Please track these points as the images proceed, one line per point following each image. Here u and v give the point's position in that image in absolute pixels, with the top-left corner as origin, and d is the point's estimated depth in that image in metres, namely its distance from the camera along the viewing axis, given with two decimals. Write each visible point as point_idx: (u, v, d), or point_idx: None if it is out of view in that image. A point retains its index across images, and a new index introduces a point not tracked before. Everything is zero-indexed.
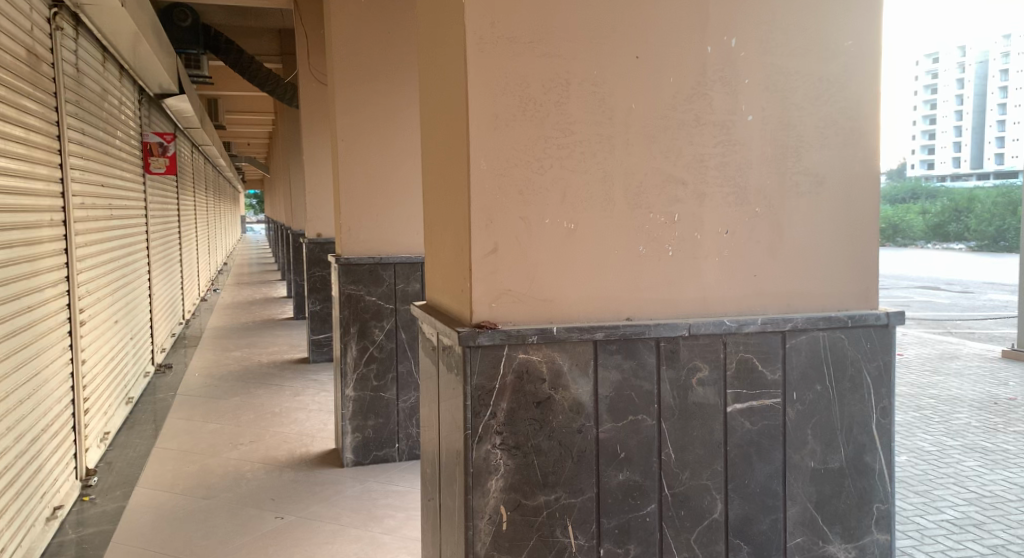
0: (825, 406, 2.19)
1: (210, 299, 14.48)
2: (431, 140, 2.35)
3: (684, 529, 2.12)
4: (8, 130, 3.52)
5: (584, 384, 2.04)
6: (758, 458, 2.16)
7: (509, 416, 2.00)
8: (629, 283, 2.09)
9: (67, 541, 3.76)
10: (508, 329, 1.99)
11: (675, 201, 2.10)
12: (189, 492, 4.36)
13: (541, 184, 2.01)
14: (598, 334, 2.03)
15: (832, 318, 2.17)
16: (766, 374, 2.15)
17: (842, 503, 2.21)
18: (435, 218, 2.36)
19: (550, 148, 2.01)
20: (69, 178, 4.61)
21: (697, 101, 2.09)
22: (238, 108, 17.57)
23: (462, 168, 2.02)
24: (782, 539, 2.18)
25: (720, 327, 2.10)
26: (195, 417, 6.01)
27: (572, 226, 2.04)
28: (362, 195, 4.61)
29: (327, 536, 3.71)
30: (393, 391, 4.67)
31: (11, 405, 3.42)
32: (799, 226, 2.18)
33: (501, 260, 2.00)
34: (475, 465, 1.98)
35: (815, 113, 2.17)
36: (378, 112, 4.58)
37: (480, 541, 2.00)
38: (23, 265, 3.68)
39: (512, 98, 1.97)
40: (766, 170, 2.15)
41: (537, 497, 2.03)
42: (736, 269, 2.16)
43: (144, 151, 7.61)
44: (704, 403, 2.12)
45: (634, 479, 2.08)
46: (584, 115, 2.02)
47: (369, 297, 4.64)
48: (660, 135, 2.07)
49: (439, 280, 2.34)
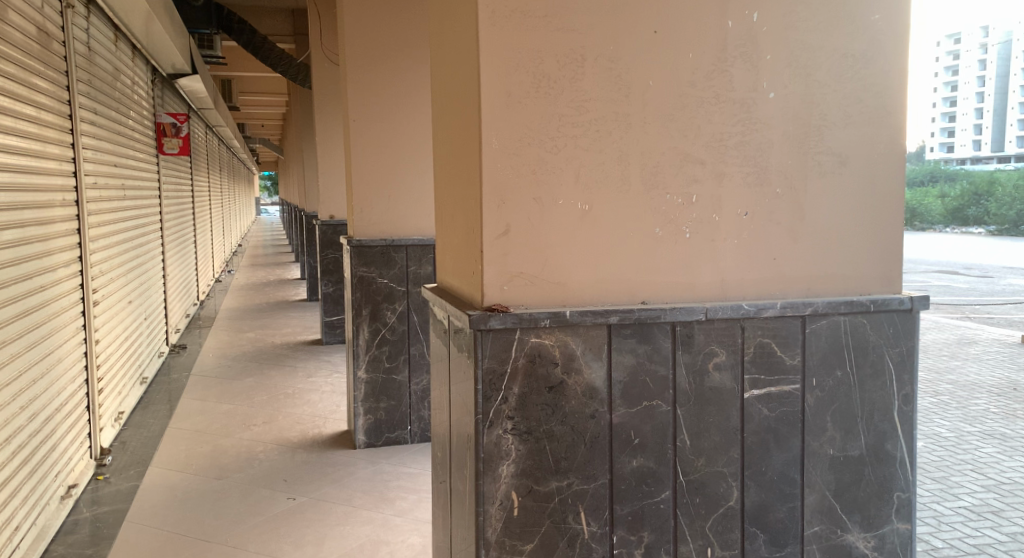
0: (845, 392, 2.13)
1: (224, 281, 14.53)
2: (442, 119, 2.31)
3: (699, 516, 2.08)
4: (19, 108, 3.49)
5: (597, 368, 1.99)
6: (776, 445, 2.11)
7: (521, 401, 1.96)
8: (645, 266, 2.04)
9: (82, 519, 3.77)
10: (520, 313, 1.94)
11: (692, 181, 2.04)
12: (202, 472, 4.37)
13: (555, 164, 1.96)
14: (612, 318, 1.98)
15: (854, 302, 2.11)
16: (784, 360, 2.09)
17: (861, 492, 2.16)
18: (445, 198, 2.31)
19: (564, 126, 1.95)
20: (81, 157, 4.58)
21: (716, 78, 2.02)
22: (251, 89, 17.52)
23: (473, 146, 1.97)
24: (799, 528, 2.13)
25: (738, 312, 2.04)
26: (208, 398, 6.03)
27: (585, 207, 1.99)
28: (374, 177, 4.55)
29: (340, 517, 3.70)
30: (405, 373, 4.66)
31: (24, 384, 3.42)
32: (822, 207, 2.12)
33: (513, 242, 1.95)
34: (485, 450, 1.95)
35: (839, 90, 2.09)
36: (390, 93, 4.52)
37: (491, 527, 1.97)
38: (36, 245, 3.68)
39: (525, 75, 1.91)
40: (788, 149, 2.08)
41: (548, 482, 1.99)
42: (756, 252, 2.10)
43: (157, 132, 7.60)
44: (720, 389, 2.07)
45: (648, 465, 2.04)
46: (599, 92, 1.96)
47: (381, 280, 4.61)
48: (677, 114, 2.01)
49: (450, 262, 2.30)
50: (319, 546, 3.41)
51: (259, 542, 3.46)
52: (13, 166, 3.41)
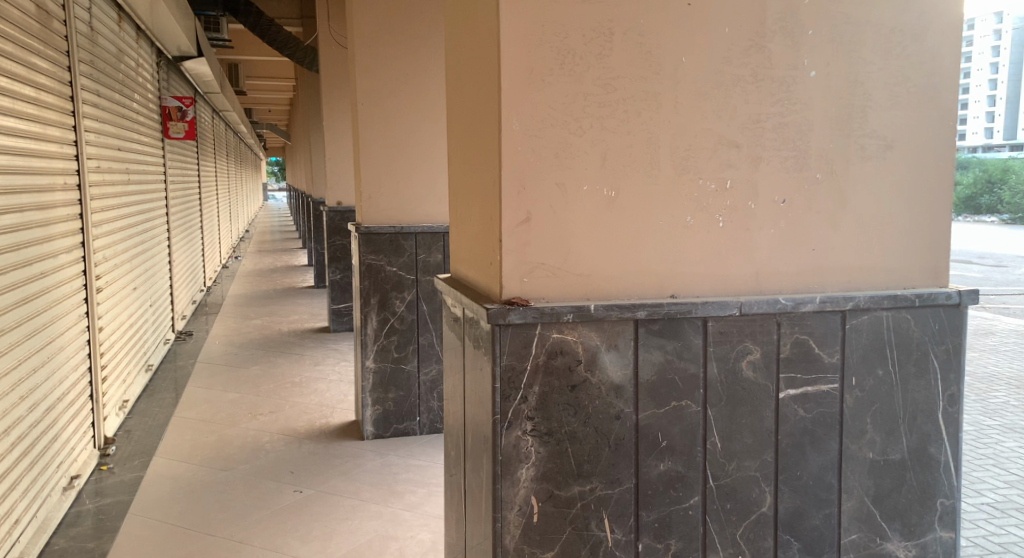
0: (887, 392, 2.00)
1: (231, 266, 14.45)
2: (457, 101, 2.18)
3: (729, 523, 1.96)
4: (17, 88, 3.36)
5: (622, 365, 1.87)
6: (812, 448, 1.98)
7: (541, 400, 1.84)
8: (674, 257, 1.90)
9: (85, 511, 3.68)
10: (542, 306, 1.81)
11: (727, 166, 1.90)
12: (208, 463, 4.28)
13: (578, 147, 1.82)
14: (640, 312, 1.85)
15: (898, 297, 1.97)
16: (822, 357, 1.96)
17: (902, 498, 2.03)
18: (461, 184, 2.18)
19: (590, 106, 1.81)
20: (83, 140, 4.45)
21: (754, 55, 1.88)
22: (259, 74, 17.37)
23: (493, 128, 1.83)
24: (835, 536, 2.01)
25: (774, 306, 1.91)
26: (214, 386, 5.94)
27: (612, 194, 1.85)
28: (382, 162, 4.40)
29: (347, 511, 3.60)
30: (413, 363, 4.54)
31: (24, 373, 3.31)
32: (864, 194, 1.98)
33: (533, 231, 1.82)
34: (503, 452, 1.83)
35: (885, 68, 1.94)
36: (399, 75, 4.37)
37: (509, 534, 1.86)
38: (37, 231, 3.57)
39: (550, 50, 1.77)
40: (829, 131, 1.94)
41: (570, 487, 1.87)
42: (794, 242, 1.96)
43: (162, 115, 7.47)
44: (754, 388, 1.94)
45: (676, 469, 1.93)
46: (629, 69, 1.82)
47: (390, 268, 4.49)
48: (712, 93, 1.87)
49: (464, 252, 2.17)
50: (325, 541, 3.29)
51: (264, 537, 3.35)
52: (12, 147, 3.29)
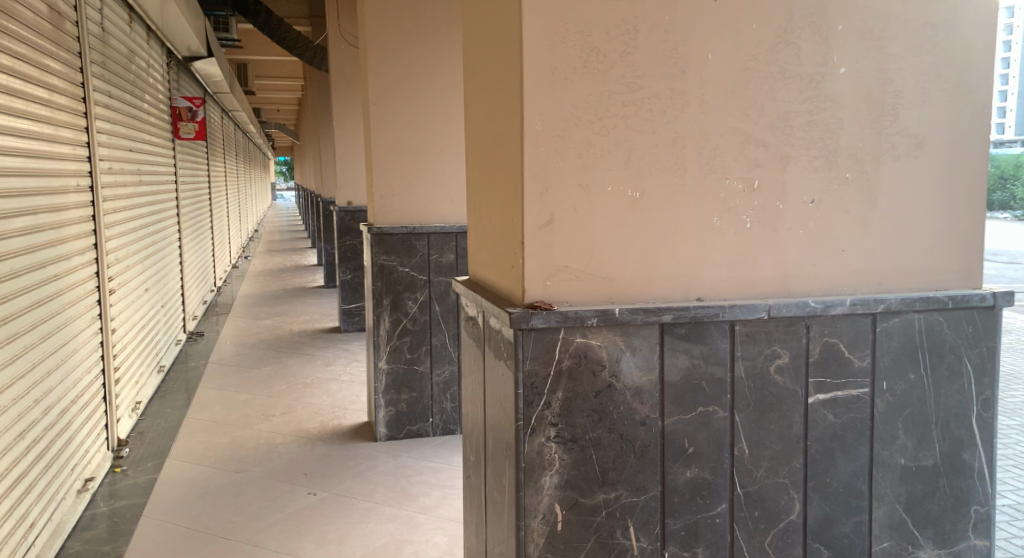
0: (919, 397, 1.95)
1: (241, 266, 14.46)
2: (475, 101, 2.14)
3: (758, 531, 1.92)
4: (30, 90, 3.35)
5: (648, 370, 1.83)
6: (842, 454, 1.93)
7: (565, 406, 1.80)
8: (701, 259, 1.86)
9: (99, 514, 3.67)
10: (565, 310, 1.77)
11: (754, 165, 1.85)
12: (222, 465, 4.26)
13: (603, 147, 1.78)
14: (666, 316, 1.81)
15: (931, 298, 1.92)
16: (853, 362, 1.91)
17: (934, 505, 1.98)
18: (480, 185, 2.14)
19: (614, 105, 1.77)
20: (95, 141, 4.44)
21: (782, 51, 1.83)
22: (268, 73, 17.37)
23: (514, 129, 1.79)
24: (866, 544, 1.96)
25: (803, 309, 1.86)
26: (226, 387, 5.92)
27: (636, 194, 1.81)
28: (394, 161, 4.37)
29: (362, 514, 3.57)
30: (426, 364, 4.51)
31: (39, 376, 3.30)
32: (895, 193, 1.93)
33: (557, 233, 1.78)
34: (527, 459, 1.80)
35: (917, 64, 1.89)
36: (411, 74, 4.33)
37: (533, 542, 1.82)
38: (50, 233, 3.55)
39: (573, 49, 1.73)
40: (859, 129, 1.89)
41: (595, 495, 1.83)
42: (823, 243, 1.91)
43: (173, 116, 7.47)
44: (783, 393, 1.90)
45: (704, 476, 1.88)
46: (654, 67, 1.78)
47: (402, 269, 4.45)
48: (739, 92, 1.82)
49: (484, 254, 2.13)
50: (340, 545, 3.27)
51: (279, 540, 3.33)
52: (26, 149, 3.28)
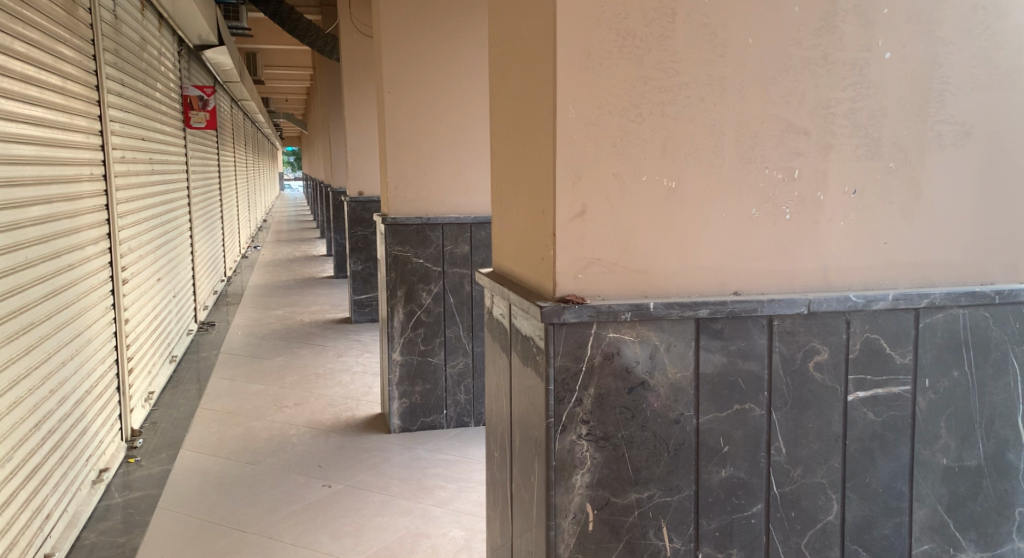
0: (962, 395, 1.89)
1: (250, 256, 14.44)
2: (502, 89, 2.08)
3: (794, 533, 1.86)
4: (44, 77, 3.30)
5: (682, 366, 1.77)
6: (882, 454, 1.87)
7: (597, 403, 1.74)
8: (739, 251, 1.79)
9: (114, 504, 3.64)
10: (598, 304, 1.71)
11: (794, 154, 1.79)
12: (235, 456, 4.22)
13: (639, 135, 1.71)
14: (702, 310, 1.74)
15: (976, 293, 1.85)
16: (894, 358, 1.85)
17: (977, 507, 1.92)
18: (507, 175, 2.08)
19: (650, 91, 1.71)
20: (108, 130, 4.39)
21: (824, 36, 1.76)
22: (277, 63, 17.32)
23: (546, 116, 1.72)
24: (906, 545, 1.90)
25: (844, 304, 1.79)
26: (238, 377, 5.89)
27: (672, 184, 1.74)
28: (408, 152, 4.31)
29: (377, 507, 3.52)
30: (440, 356, 4.45)
31: (54, 366, 3.26)
32: (940, 184, 1.86)
33: (589, 225, 1.72)
34: (557, 458, 1.74)
35: (965, 49, 1.82)
36: (427, 62, 4.27)
37: (563, 543, 1.77)
38: (63, 222, 3.51)
39: (608, 32, 1.67)
40: (904, 117, 1.82)
41: (627, 495, 1.78)
42: (864, 235, 1.84)
43: (184, 105, 7.43)
44: (821, 391, 1.83)
45: (739, 476, 1.83)
46: (692, 53, 1.71)
47: (416, 260, 4.39)
48: (780, 77, 1.75)
49: (511, 246, 2.07)
50: (356, 538, 3.22)
51: (294, 533, 3.28)
52: (40, 137, 3.23)
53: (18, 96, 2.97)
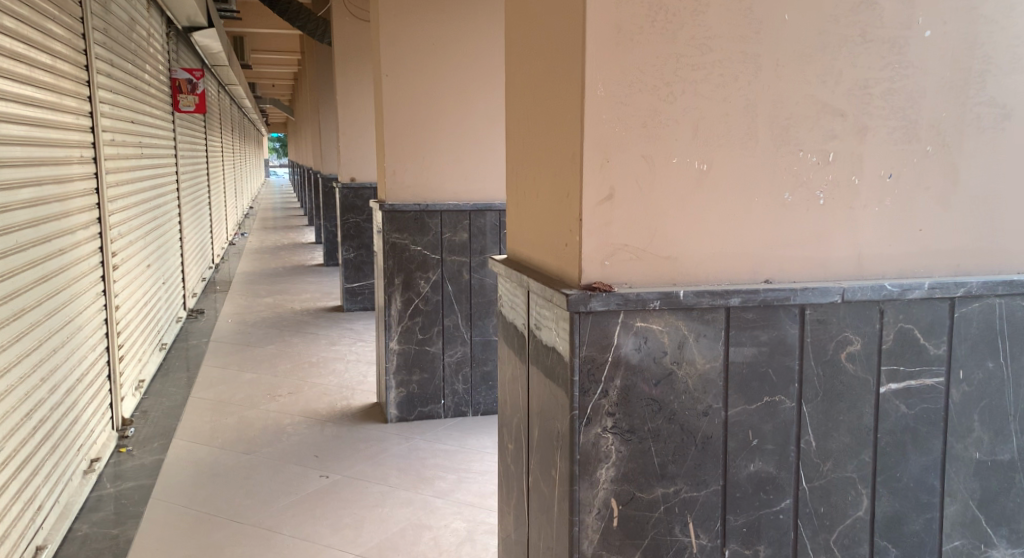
0: (997, 387, 1.84)
1: (238, 243, 14.25)
2: (520, 67, 2.00)
3: (823, 529, 1.80)
4: (33, 55, 3.16)
5: (711, 357, 1.70)
6: (914, 448, 1.81)
7: (623, 395, 1.67)
8: (770, 237, 1.72)
9: (105, 495, 3.54)
10: (626, 292, 1.63)
11: (830, 136, 1.72)
12: (230, 446, 4.12)
13: (671, 115, 1.64)
14: (733, 299, 1.67)
15: (1014, 282, 1.80)
16: (928, 349, 1.79)
17: (1010, 502, 1.88)
18: (525, 157, 2.00)
19: (682, 68, 1.63)
20: (98, 111, 4.25)
21: (864, 13, 1.69)
22: (265, 47, 17.07)
23: (572, 94, 1.64)
24: (937, 542, 1.86)
25: (879, 293, 1.73)
26: (229, 365, 5.78)
27: (704, 167, 1.67)
28: (406, 136, 4.22)
29: (376, 498, 3.44)
30: (438, 345, 4.37)
31: (45, 354, 3.16)
32: (977, 169, 1.80)
33: (617, 209, 1.64)
34: (582, 452, 1.66)
35: (1007, 27, 1.77)
36: (426, 45, 4.16)
37: (587, 539, 1.70)
38: (53, 204, 3.39)
39: (639, 6, 1.58)
40: (943, 100, 1.76)
41: (653, 489, 1.71)
42: (900, 220, 1.78)
43: (172, 87, 7.27)
44: (853, 383, 1.77)
45: (769, 470, 1.76)
46: (727, 29, 1.63)
47: (414, 247, 4.29)
48: (817, 56, 1.68)
49: (530, 231, 2.00)
50: (357, 530, 3.14)
51: (293, 525, 3.20)
52: (30, 117, 3.11)
53: (8, 73, 2.85)
